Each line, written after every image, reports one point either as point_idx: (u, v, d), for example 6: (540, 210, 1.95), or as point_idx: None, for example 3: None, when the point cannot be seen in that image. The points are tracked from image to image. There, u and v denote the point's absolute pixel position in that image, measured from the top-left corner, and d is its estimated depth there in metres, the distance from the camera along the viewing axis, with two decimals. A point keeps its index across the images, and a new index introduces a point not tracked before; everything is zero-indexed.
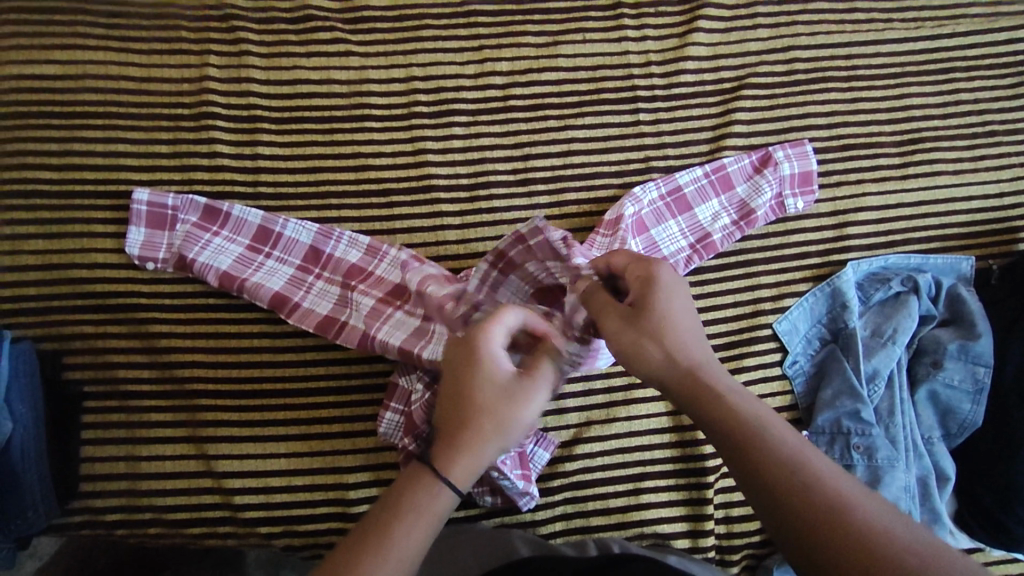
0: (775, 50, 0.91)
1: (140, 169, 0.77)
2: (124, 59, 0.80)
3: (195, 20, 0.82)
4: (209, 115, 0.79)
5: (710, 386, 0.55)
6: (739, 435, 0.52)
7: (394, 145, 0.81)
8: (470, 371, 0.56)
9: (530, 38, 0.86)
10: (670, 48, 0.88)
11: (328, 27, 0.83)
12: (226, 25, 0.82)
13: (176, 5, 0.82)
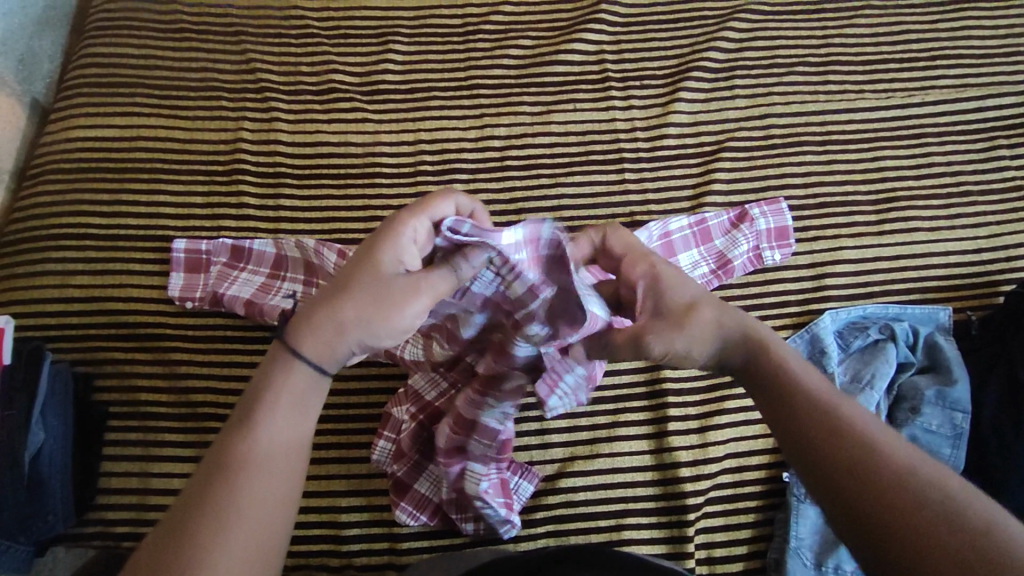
0: (753, 117, 0.99)
1: (176, 216, 0.87)
2: (173, 124, 0.92)
3: (235, 93, 0.95)
4: (240, 172, 0.90)
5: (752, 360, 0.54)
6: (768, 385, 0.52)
7: (400, 199, 0.91)
8: (356, 284, 0.52)
9: (526, 107, 0.97)
10: (654, 116, 0.98)
11: (348, 98, 0.95)
12: (260, 97, 0.94)
13: (219, 80, 0.95)
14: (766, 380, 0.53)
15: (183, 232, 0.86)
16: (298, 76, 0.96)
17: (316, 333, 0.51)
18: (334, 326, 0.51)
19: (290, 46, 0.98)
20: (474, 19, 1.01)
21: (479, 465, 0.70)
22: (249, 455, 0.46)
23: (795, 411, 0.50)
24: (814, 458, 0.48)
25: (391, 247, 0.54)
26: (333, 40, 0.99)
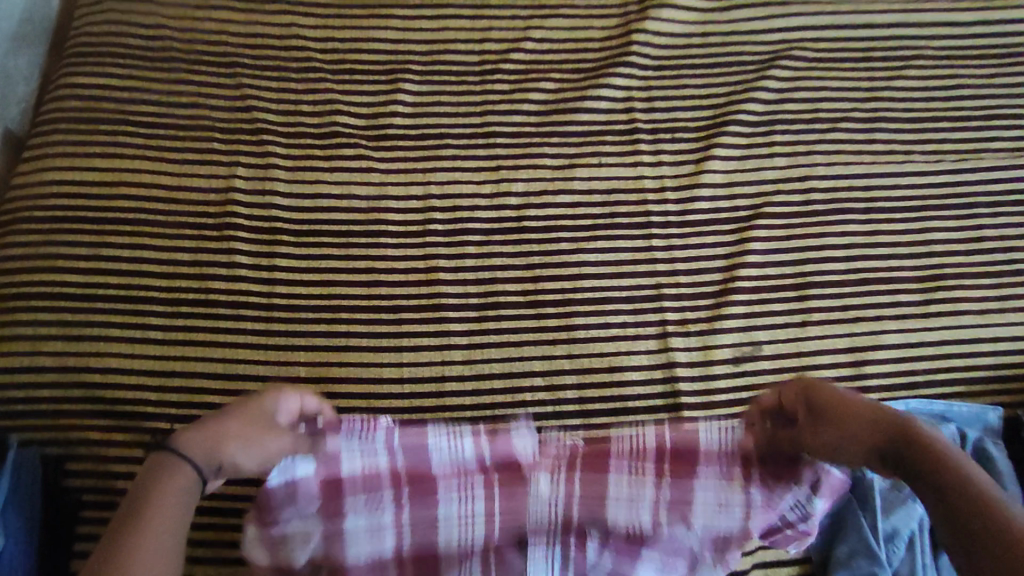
0: (791, 178, 0.91)
1: (160, 276, 0.79)
2: (159, 167, 0.84)
3: (229, 134, 0.86)
4: (234, 227, 0.82)
5: (905, 424, 0.53)
6: (903, 446, 0.52)
7: (407, 260, 0.83)
8: (235, 430, 0.53)
9: (546, 160, 0.89)
10: (685, 174, 0.90)
11: (352, 143, 0.87)
12: (256, 139, 0.86)
13: (211, 117, 0.87)
14: (921, 466, 0.50)
15: (167, 294, 0.79)
16: (298, 115, 0.88)
17: (191, 440, 0.51)
18: (206, 435, 0.52)
19: (290, 81, 0.89)
20: (492, 58, 0.93)
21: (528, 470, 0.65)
22: (144, 515, 0.46)
23: (935, 473, 0.50)
24: (951, 527, 0.48)
25: (270, 409, 0.56)
26: (338, 75, 0.90)
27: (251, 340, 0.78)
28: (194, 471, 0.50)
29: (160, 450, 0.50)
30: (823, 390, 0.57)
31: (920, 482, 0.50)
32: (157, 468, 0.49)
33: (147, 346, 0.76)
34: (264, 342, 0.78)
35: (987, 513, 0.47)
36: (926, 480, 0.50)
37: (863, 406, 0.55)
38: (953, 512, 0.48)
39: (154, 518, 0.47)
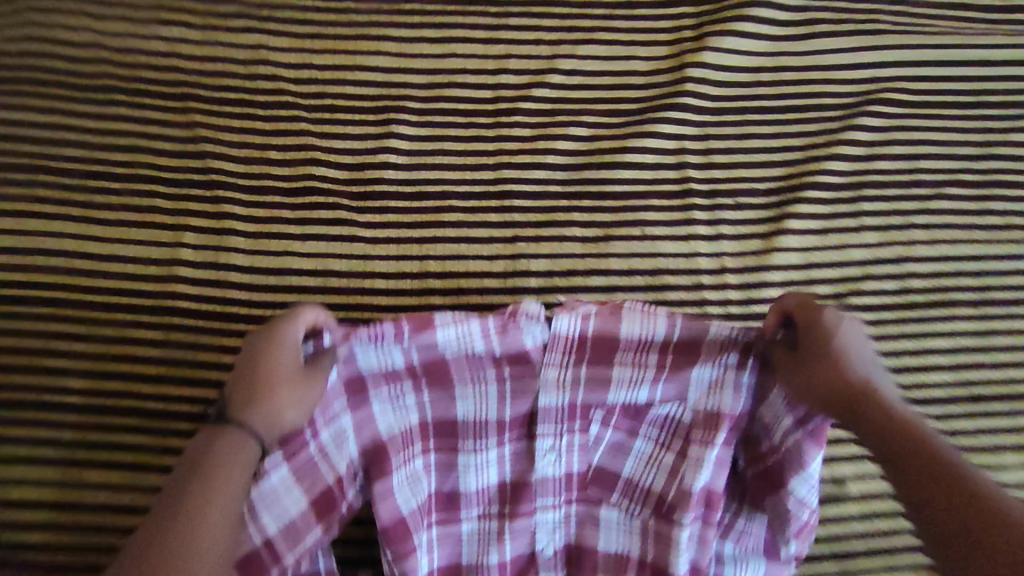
0: (882, 259, 0.73)
1: (99, 382, 0.65)
2: (91, 227, 0.69)
3: (186, 198, 0.70)
4: (178, 309, 0.67)
5: (888, 400, 0.47)
6: (885, 413, 0.46)
7: None
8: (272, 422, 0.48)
9: (575, 231, 0.71)
10: (752, 251, 0.72)
11: (329, 203, 0.71)
12: (219, 205, 0.70)
13: (165, 177, 0.71)
14: (902, 447, 0.45)
15: (94, 391, 0.65)
16: (263, 165, 0.72)
17: (242, 408, 0.49)
18: (251, 408, 0.48)
19: (255, 121, 0.73)
20: (508, 94, 0.75)
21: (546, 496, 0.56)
22: (200, 494, 0.44)
23: (925, 459, 0.44)
24: (930, 515, 0.42)
25: (292, 341, 0.51)
26: (315, 115, 0.73)
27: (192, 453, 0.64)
28: (256, 444, 0.48)
29: (208, 431, 0.48)
30: (824, 330, 0.49)
31: (898, 466, 0.45)
32: (208, 449, 0.47)
33: (82, 473, 0.63)
34: None
35: (972, 504, 0.41)
36: (906, 464, 0.44)
37: (857, 360, 0.48)
38: (932, 498, 0.43)
39: (213, 489, 0.45)
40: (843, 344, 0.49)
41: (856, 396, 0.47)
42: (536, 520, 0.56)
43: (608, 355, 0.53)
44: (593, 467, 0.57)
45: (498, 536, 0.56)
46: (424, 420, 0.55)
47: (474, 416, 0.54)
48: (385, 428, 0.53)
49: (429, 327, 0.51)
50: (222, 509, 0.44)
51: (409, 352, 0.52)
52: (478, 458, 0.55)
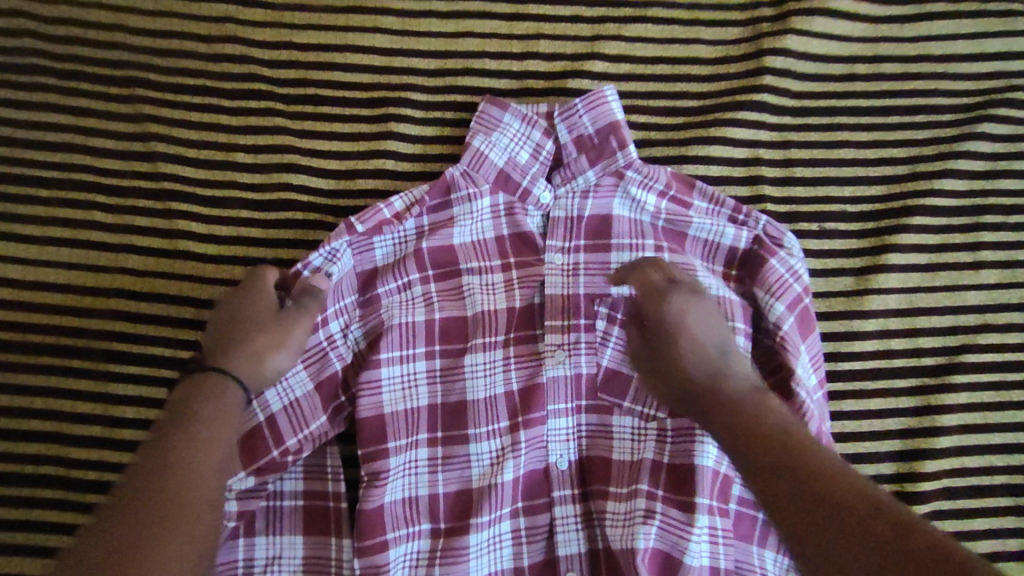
0: (1011, 305, 0.57)
1: (33, 442, 0.54)
2: (17, 245, 0.57)
3: (138, 215, 0.58)
4: (119, 350, 0.55)
5: (774, 409, 0.46)
6: (734, 413, 0.46)
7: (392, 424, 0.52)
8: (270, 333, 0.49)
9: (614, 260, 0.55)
10: (839, 293, 0.57)
11: (309, 223, 0.57)
12: (179, 223, 0.57)
13: (113, 188, 0.58)
14: (750, 451, 0.44)
15: (14, 447, 0.53)
16: (229, 172, 0.58)
17: (225, 359, 0.48)
18: (234, 367, 0.48)
19: (220, 112, 0.59)
20: (536, 85, 0.60)
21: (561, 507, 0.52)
22: (200, 436, 0.44)
23: (778, 468, 0.42)
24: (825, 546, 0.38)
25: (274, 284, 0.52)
26: (293, 108, 0.59)
27: None
28: (242, 392, 0.47)
29: (185, 386, 0.47)
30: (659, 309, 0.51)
31: (763, 493, 0.42)
32: (193, 397, 0.46)
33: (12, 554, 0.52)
34: None
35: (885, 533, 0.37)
36: (765, 484, 0.42)
37: (697, 360, 0.49)
38: (808, 517, 0.39)
39: (210, 435, 0.44)
40: (679, 322, 0.50)
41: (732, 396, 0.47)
42: (555, 517, 0.52)
43: (607, 148, 0.55)
44: (608, 462, 0.52)
45: (514, 542, 0.52)
46: (433, 405, 0.53)
47: (477, 393, 0.53)
48: (389, 401, 0.52)
49: (446, 207, 0.56)
50: (209, 464, 0.43)
51: (421, 244, 0.55)
52: (500, 447, 0.52)
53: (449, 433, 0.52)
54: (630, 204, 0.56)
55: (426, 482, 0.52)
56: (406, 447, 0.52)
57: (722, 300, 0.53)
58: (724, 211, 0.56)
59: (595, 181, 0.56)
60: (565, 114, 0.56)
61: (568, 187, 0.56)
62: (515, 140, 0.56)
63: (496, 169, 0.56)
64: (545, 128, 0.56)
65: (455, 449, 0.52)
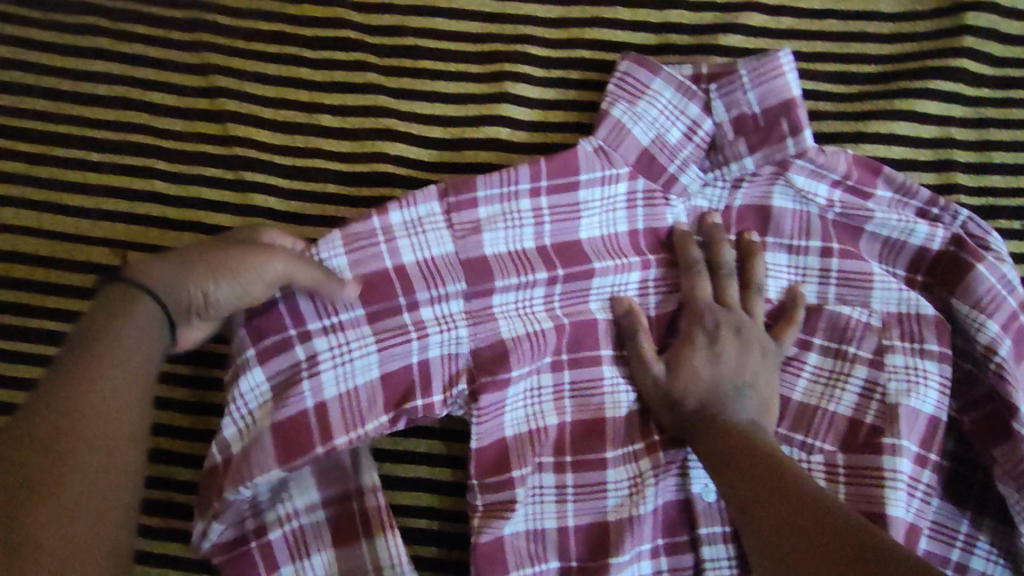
0: None
1: None
2: (66, 218, 0.48)
3: (204, 186, 0.49)
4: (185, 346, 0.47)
5: (745, 423, 0.42)
6: (731, 431, 0.41)
7: (512, 443, 0.44)
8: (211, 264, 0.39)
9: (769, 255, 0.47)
10: None
11: None
12: (253, 198, 0.48)
13: (176, 154, 0.49)
14: (733, 467, 0.39)
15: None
16: (312, 138, 0.49)
17: (157, 273, 0.39)
18: (182, 287, 0.39)
19: (301, 67, 0.50)
20: (679, 41, 0.50)
21: (711, 547, 0.44)
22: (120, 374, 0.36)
23: (752, 483, 0.38)
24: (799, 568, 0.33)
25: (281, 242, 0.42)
26: (388, 63, 0.50)
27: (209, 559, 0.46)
28: (148, 314, 0.38)
29: (112, 289, 0.39)
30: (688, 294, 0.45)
31: (742, 516, 0.38)
32: (114, 309, 0.38)
33: None
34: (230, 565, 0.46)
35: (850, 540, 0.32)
36: (743, 495, 0.38)
37: (721, 368, 0.43)
38: (784, 536, 0.35)
39: (118, 378, 0.36)
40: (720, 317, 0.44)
41: (707, 409, 0.42)
42: (704, 559, 0.44)
43: (773, 134, 0.45)
44: None
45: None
46: (564, 424, 0.45)
47: (619, 410, 0.45)
48: (511, 424, 0.44)
49: (571, 187, 0.45)
50: (108, 422, 0.35)
51: (541, 231, 0.46)
52: (636, 473, 0.44)
53: (579, 455, 0.44)
54: (797, 195, 0.46)
55: (553, 513, 0.44)
56: (531, 472, 0.44)
57: (903, 311, 0.45)
58: (914, 204, 0.46)
59: (755, 170, 0.46)
60: (732, 82, 0.45)
61: (719, 174, 0.47)
62: (665, 112, 0.46)
63: (639, 149, 0.45)
64: (702, 102, 0.46)
65: (586, 473, 0.44)
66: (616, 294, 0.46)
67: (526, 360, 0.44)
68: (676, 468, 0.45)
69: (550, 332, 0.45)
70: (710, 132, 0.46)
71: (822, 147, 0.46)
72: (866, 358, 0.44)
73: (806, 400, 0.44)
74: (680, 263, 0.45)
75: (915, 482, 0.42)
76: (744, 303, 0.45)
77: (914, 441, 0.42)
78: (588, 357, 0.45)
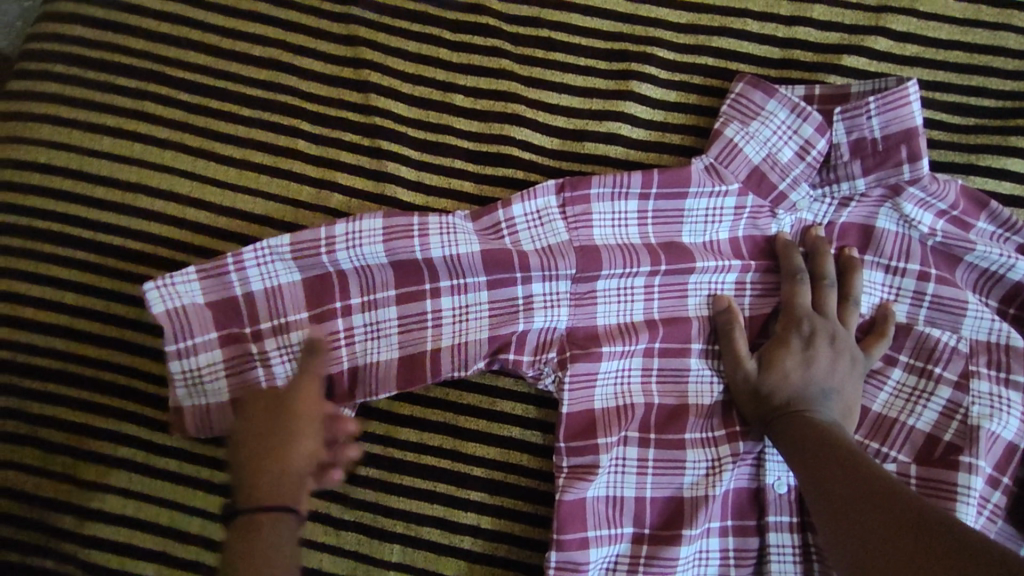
0: None
1: None
2: (213, 165, 0.51)
3: (336, 143, 0.51)
4: None
5: (826, 419, 0.44)
6: (815, 425, 0.43)
7: (604, 416, 0.47)
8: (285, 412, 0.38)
9: (868, 271, 0.49)
10: None
11: (529, 184, 0.51)
12: (383, 159, 0.51)
13: (313, 111, 0.52)
14: (810, 454, 0.42)
15: None
16: (445, 115, 0.52)
17: None
18: None
19: (441, 44, 0.53)
20: (803, 57, 0.52)
21: (778, 535, 0.46)
22: None
23: (827, 467, 0.40)
24: (867, 535, 0.36)
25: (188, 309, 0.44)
26: (522, 50, 0.53)
27: (325, 510, 0.46)
28: None
29: None
30: (789, 279, 0.47)
31: (815, 496, 0.40)
32: None
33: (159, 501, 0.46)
34: (345, 518, 0.46)
35: (917, 515, 0.35)
36: (819, 477, 0.40)
37: (810, 368, 0.45)
38: (854, 512, 0.37)
39: None
40: (813, 307, 0.47)
41: (791, 404, 0.45)
42: (770, 544, 0.46)
43: (887, 160, 0.47)
44: None
45: (721, 563, 0.47)
46: (651, 405, 0.47)
47: (702, 399, 0.48)
48: (601, 398, 0.47)
49: (679, 198, 0.48)
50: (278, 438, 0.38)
51: (646, 233, 0.48)
52: (714, 457, 0.47)
53: (662, 434, 0.47)
54: (902, 219, 0.49)
55: (632, 484, 0.46)
56: (616, 445, 0.46)
57: (992, 340, 0.47)
58: (1014, 239, 0.48)
59: (863, 191, 0.48)
60: (853, 108, 0.47)
61: (828, 192, 0.49)
62: (782, 130, 0.48)
63: (751, 166, 0.48)
64: (820, 124, 0.48)
65: (666, 451, 0.47)
66: (714, 291, 0.49)
67: (616, 344, 0.47)
68: (751, 459, 0.48)
69: (641, 324, 0.48)
70: (824, 151, 0.48)
71: (934, 176, 0.48)
72: (951, 379, 0.47)
73: (885, 412, 0.47)
74: (783, 271, 0.48)
75: (985, 500, 0.44)
76: (841, 313, 0.47)
77: (988, 463, 0.45)
78: (674, 349, 0.48)
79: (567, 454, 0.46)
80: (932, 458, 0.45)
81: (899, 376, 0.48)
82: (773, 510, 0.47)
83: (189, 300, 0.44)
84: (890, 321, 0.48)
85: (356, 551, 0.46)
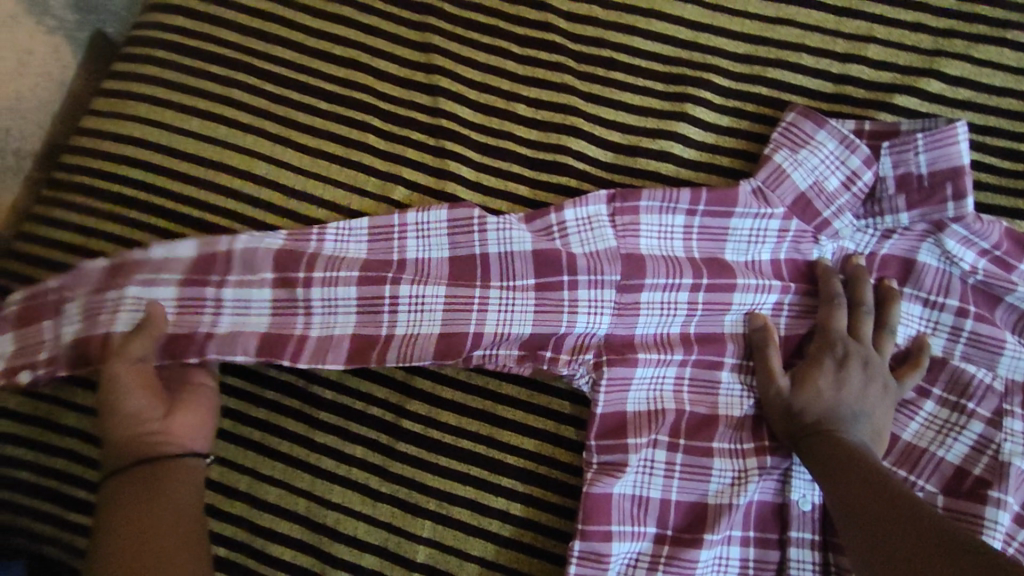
0: None
1: None
2: (289, 152, 0.55)
3: (404, 140, 0.55)
4: None
5: (855, 440, 0.45)
6: (845, 445, 0.44)
7: (635, 418, 0.48)
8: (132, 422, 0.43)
9: (907, 303, 0.50)
10: None
11: (581, 192, 0.54)
12: (445, 157, 0.54)
13: (385, 109, 0.56)
14: (839, 472, 0.42)
15: None
16: (507, 122, 0.55)
17: None
18: None
19: (509, 57, 0.56)
20: (854, 93, 0.54)
21: (799, 550, 0.47)
22: None
23: (857, 486, 0.41)
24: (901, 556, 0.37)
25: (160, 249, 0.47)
26: (584, 68, 0.56)
27: (365, 481, 0.48)
28: None
29: None
30: (823, 301, 0.49)
31: (844, 513, 0.41)
32: None
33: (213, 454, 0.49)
34: (383, 491, 0.48)
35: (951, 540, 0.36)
36: (848, 495, 0.41)
37: (842, 388, 0.46)
38: (885, 532, 0.38)
39: None
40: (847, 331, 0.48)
41: (821, 422, 0.46)
42: (790, 558, 0.47)
43: (932, 195, 0.49)
44: None
45: (740, 572, 0.47)
46: (682, 412, 0.49)
47: (732, 411, 0.49)
48: (633, 401, 0.49)
49: (724, 217, 0.50)
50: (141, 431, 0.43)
51: (690, 248, 0.50)
52: (741, 467, 0.48)
53: (691, 441, 0.48)
54: (943, 254, 0.50)
55: (659, 486, 0.48)
56: (645, 446, 0.48)
57: None
58: None
59: (905, 224, 0.50)
60: (900, 144, 0.49)
61: (871, 224, 0.50)
62: (829, 161, 0.50)
63: (797, 192, 0.50)
64: (868, 158, 0.50)
65: (694, 458, 0.48)
66: (752, 309, 0.50)
67: (652, 350, 0.49)
68: (777, 474, 0.49)
69: (677, 336, 0.50)
70: (869, 183, 0.50)
71: (979, 216, 0.49)
72: (983, 415, 0.47)
73: (914, 442, 0.48)
74: (821, 295, 0.49)
75: (1012, 536, 0.45)
76: (877, 340, 0.49)
77: (1016, 500, 0.45)
78: (708, 361, 0.50)
79: (598, 451, 0.48)
80: (960, 487, 0.46)
81: (931, 406, 0.48)
82: (796, 525, 0.48)
83: (243, 247, 0.48)
84: (925, 351, 0.49)
85: (390, 522, 0.48)
